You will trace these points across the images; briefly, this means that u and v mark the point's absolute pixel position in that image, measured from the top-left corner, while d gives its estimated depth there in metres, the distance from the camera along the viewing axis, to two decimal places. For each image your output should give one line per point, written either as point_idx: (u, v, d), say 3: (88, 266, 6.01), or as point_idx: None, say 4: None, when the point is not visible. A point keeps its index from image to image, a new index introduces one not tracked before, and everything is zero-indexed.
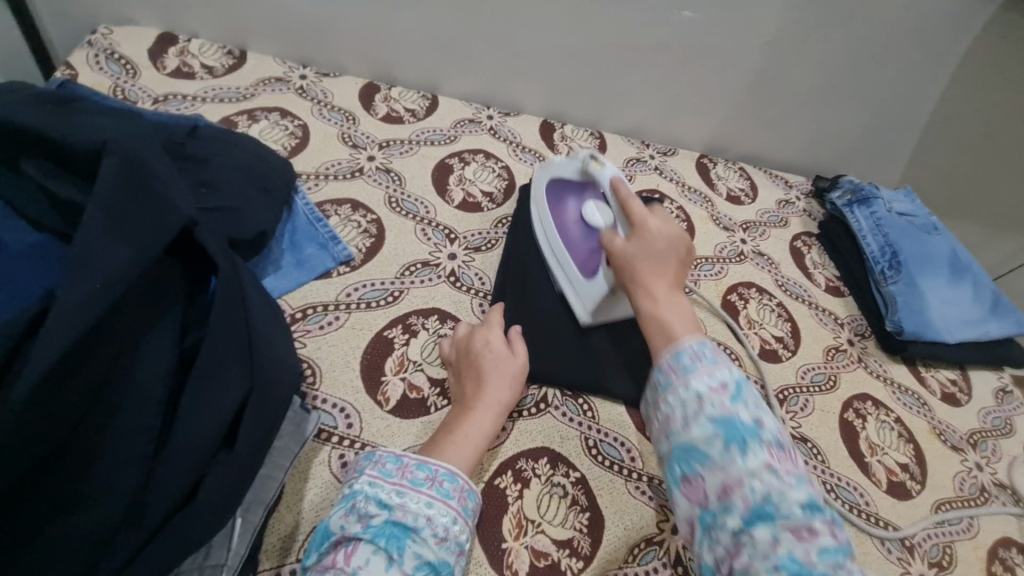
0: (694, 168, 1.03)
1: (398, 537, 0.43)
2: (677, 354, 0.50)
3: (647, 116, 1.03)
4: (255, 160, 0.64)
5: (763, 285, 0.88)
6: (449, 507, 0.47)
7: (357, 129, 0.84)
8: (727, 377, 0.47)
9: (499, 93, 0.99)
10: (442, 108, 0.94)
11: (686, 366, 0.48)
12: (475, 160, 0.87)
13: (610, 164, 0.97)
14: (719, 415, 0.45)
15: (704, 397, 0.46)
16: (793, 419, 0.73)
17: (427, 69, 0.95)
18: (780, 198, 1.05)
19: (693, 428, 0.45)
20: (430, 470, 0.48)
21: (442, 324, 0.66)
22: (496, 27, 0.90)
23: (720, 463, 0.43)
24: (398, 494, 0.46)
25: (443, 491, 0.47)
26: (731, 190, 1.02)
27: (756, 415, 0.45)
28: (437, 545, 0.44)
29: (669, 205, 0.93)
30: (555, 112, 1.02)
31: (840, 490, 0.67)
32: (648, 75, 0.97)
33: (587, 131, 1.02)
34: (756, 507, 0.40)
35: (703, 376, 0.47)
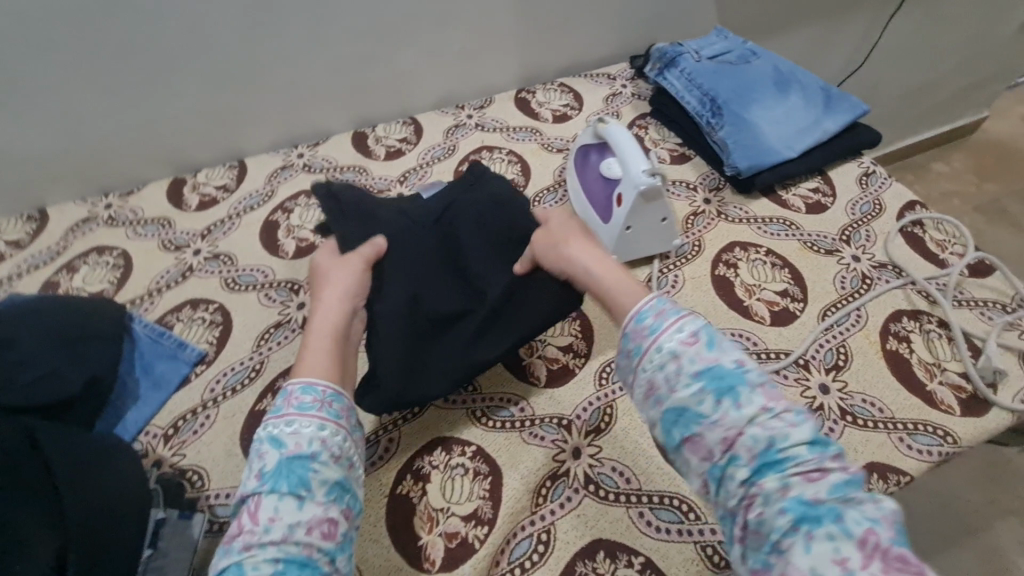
0: (514, 107, 1.03)
1: (298, 474, 0.46)
2: (639, 317, 0.52)
3: (449, 81, 1.02)
4: (66, 313, 0.64)
5: None
6: (340, 426, 0.51)
7: (175, 231, 0.85)
8: (694, 328, 0.50)
9: (301, 129, 0.99)
10: (251, 171, 0.94)
11: (652, 327, 0.51)
12: (298, 205, 0.88)
13: (431, 143, 0.97)
14: (701, 368, 0.47)
15: (680, 354, 0.49)
16: (668, 299, 0.74)
17: (220, 140, 0.94)
18: (607, 94, 1.04)
19: (679, 391, 0.48)
20: (316, 392, 0.52)
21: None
22: (255, 75, 0.89)
23: (714, 419, 0.46)
24: (286, 432, 0.49)
25: (332, 411, 0.51)
26: (555, 111, 1.02)
27: (733, 357, 0.48)
28: (336, 464, 0.48)
29: (497, 156, 0.94)
30: (363, 119, 1.01)
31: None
32: (422, 44, 0.95)
33: (401, 122, 1.02)
34: (759, 451, 0.44)
35: (671, 333, 0.49)
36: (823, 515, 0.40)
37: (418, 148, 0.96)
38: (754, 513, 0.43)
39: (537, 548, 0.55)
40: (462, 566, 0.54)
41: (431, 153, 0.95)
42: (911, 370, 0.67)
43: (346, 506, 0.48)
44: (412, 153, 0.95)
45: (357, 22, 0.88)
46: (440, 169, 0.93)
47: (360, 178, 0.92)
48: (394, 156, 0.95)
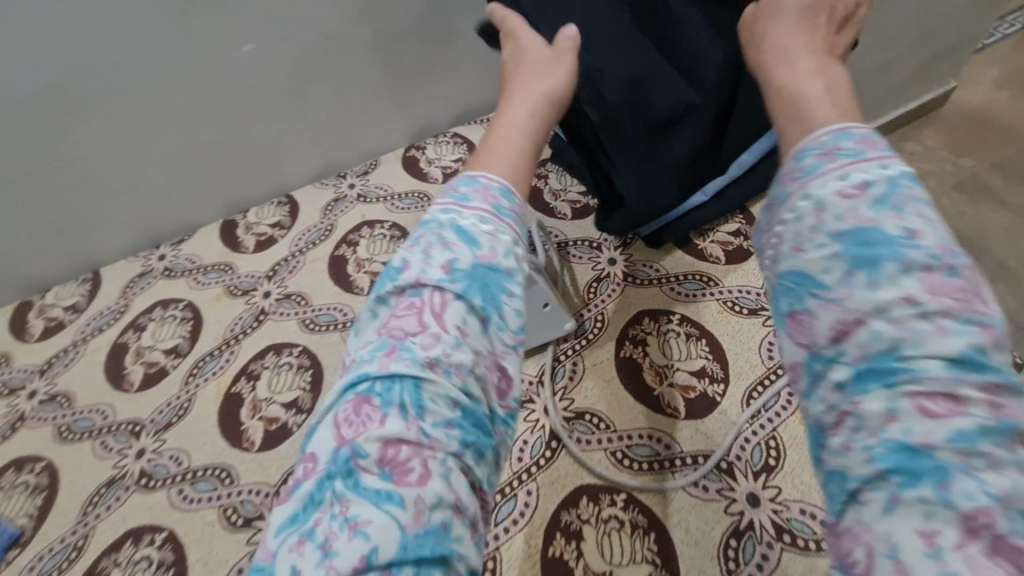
0: (401, 168, 0.92)
1: (485, 280, 0.30)
2: (801, 156, 0.29)
3: (323, 149, 0.89)
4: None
5: None
6: (506, 228, 0.32)
7: (13, 369, 0.75)
8: (867, 176, 0.27)
9: (158, 226, 0.86)
10: (105, 282, 0.83)
11: (831, 160, 0.28)
12: (152, 320, 0.77)
13: (305, 225, 0.85)
14: (848, 227, 0.26)
15: (825, 208, 0.27)
16: (564, 396, 0.62)
17: (63, 254, 0.83)
18: None
19: (808, 250, 0.27)
20: (478, 261, 0.31)
21: (139, 545, 0.58)
22: (83, 183, 0.77)
23: (838, 298, 0.26)
24: (481, 222, 0.31)
25: (495, 207, 0.32)
26: (445, 168, 0.91)
27: (909, 224, 0.26)
28: (496, 316, 0.30)
29: (377, 232, 0.83)
30: (230, 205, 0.88)
31: (633, 459, 0.57)
32: (278, 119, 0.82)
33: (275, 202, 0.91)
34: (876, 350, 0.24)
35: (830, 177, 0.27)
36: (925, 472, 0.22)
37: (290, 233, 0.85)
38: (839, 440, 0.25)
39: None
40: None
41: (306, 236, 0.83)
42: None
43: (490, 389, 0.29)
44: (284, 241, 0.84)
45: (192, 111, 0.76)
46: (313, 256, 0.81)
47: (224, 278, 0.80)
48: (262, 246, 0.84)
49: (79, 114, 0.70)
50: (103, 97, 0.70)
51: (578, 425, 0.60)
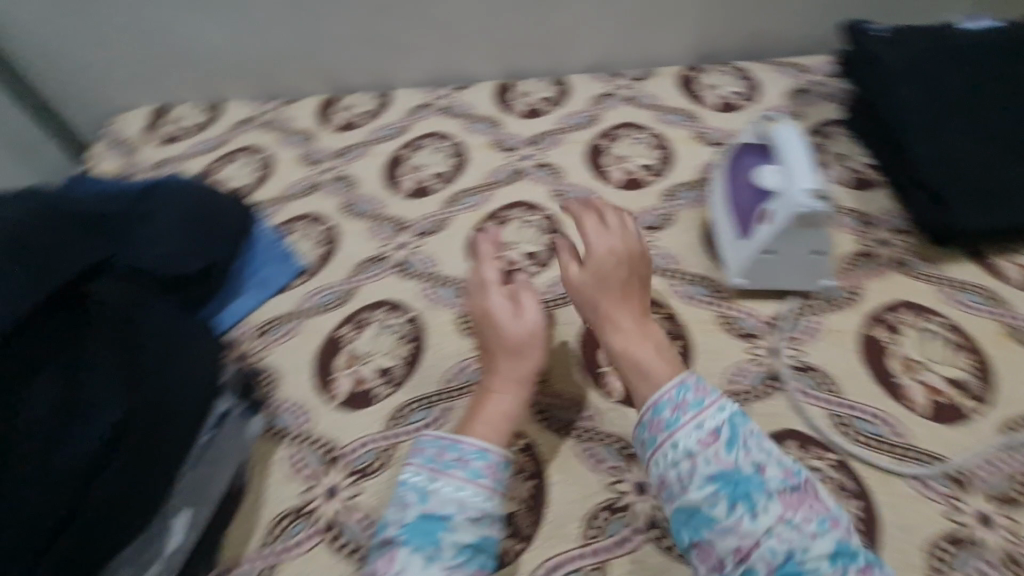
0: (489, 94, 0.92)
1: (436, 531, 0.46)
2: (656, 409, 0.48)
3: (433, 57, 0.94)
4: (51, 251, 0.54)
5: (590, 169, 0.80)
6: (480, 486, 0.49)
7: (139, 158, 0.90)
8: (716, 425, 0.46)
9: (278, 86, 0.98)
10: (223, 116, 0.96)
11: (670, 421, 0.47)
12: (241, 156, 0.87)
13: (417, 134, 0.88)
14: (717, 471, 0.44)
15: (697, 454, 0.45)
16: (672, 269, 0.68)
17: (197, 87, 0.99)
18: (597, 95, 0.90)
19: (692, 491, 0.44)
20: (460, 450, 0.50)
21: (390, 314, 0.66)
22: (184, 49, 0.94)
23: (727, 526, 0.42)
24: (430, 482, 0.49)
25: (473, 471, 0.49)
26: (531, 104, 0.89)
27: (757, 460, 0.44)
28: (473, 525, 0.47)
29: (445, 143, 0.85)
30: (337, 84, 0.97)
31: (738, 319, 0.62)
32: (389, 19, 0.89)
33: (374, 93, 0.95)
34: (776, 567, 0.40)
35: (689, 429, 0.46)
36: None
37: (372, 123, 0.90)
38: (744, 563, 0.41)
39: None
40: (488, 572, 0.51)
41: (381, 130, 0.89)
42: (964, 378, 0.56)
43: (476, 568, 0.46)
44: (364, 127, 0.89)
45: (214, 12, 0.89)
46: (383, 147, 0.86)
47: (306, 141, 0.89)
48: (383, 162, 0.84)
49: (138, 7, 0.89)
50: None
51: (691, 288, 0.66)
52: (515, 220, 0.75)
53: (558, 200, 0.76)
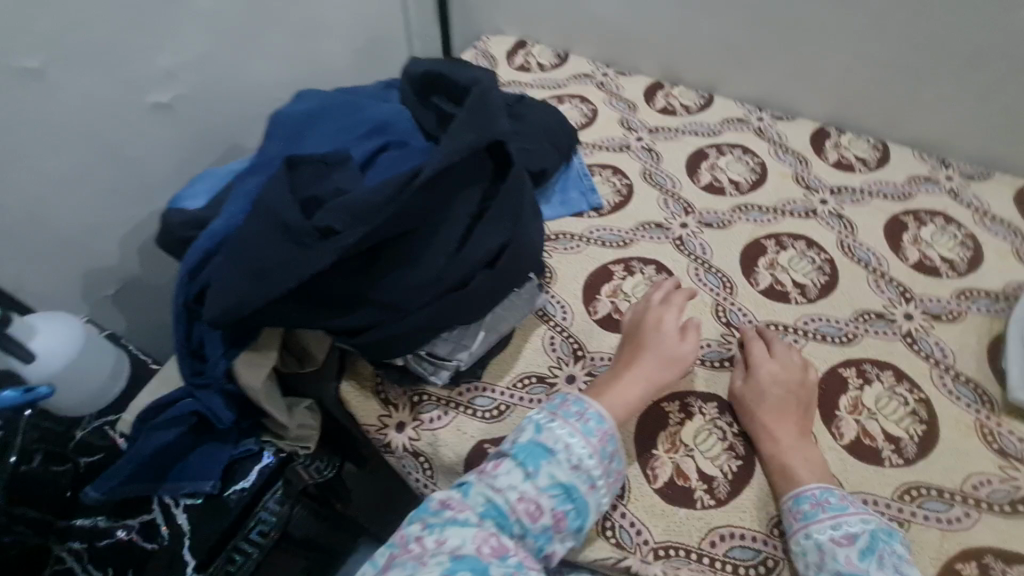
0: (808, 134, 0.95)
1: (539, 457, 0.54)
2: (798, 500, 0.54)
3: (772, 79, 0.98)
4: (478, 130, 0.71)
5: (889, 237, 0.80)
6: (589, 442, 0.55)
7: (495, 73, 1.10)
8: (853, 531, 0.51)
9: (619, 54, 1.10)
10: (567, 65, 1.11)
11: (807, 513, 0.53)
12: (571, 102, 1.02)
13: (726, 141, 0.94)
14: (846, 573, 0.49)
15: (826, 550, 0.50)
16: (945, 360, 0.67)
17: (555, 33, 1.14)
18: (917, 175, 0.88)
19: None
20: (581, 410, 0.57)
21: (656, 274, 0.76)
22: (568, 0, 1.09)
23: None
24: (546, 421, 0.56)
25: (588, 428, 0.56)
26: (844, 158, 0.91)
27: None
28: (570, 471, 0.54)
29: (749, 159, 0.91)
30: (669, 71, 1.07)
31: (998, 436, 0.62)
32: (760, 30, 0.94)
33: (699, 92, 1.04)
34: None
35: (825, 526, 0.51)
36: None
37: (689, 117, 0.99)
38: None
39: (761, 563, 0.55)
40: (677, 507, 0.58)
41: (695, 127, 0.97)
42: None
43: (561, 508, 0.53)
44: (680, 118, 0.99)
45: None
46: (691, 141, 0.94)
47: (627, 111, 1.01)
48: (690, 153, 0.92)
49: None
50: None
51: (956, 386, 0.65)
52: (794, 249, 0.78)
53: (846, 252, 0.78)
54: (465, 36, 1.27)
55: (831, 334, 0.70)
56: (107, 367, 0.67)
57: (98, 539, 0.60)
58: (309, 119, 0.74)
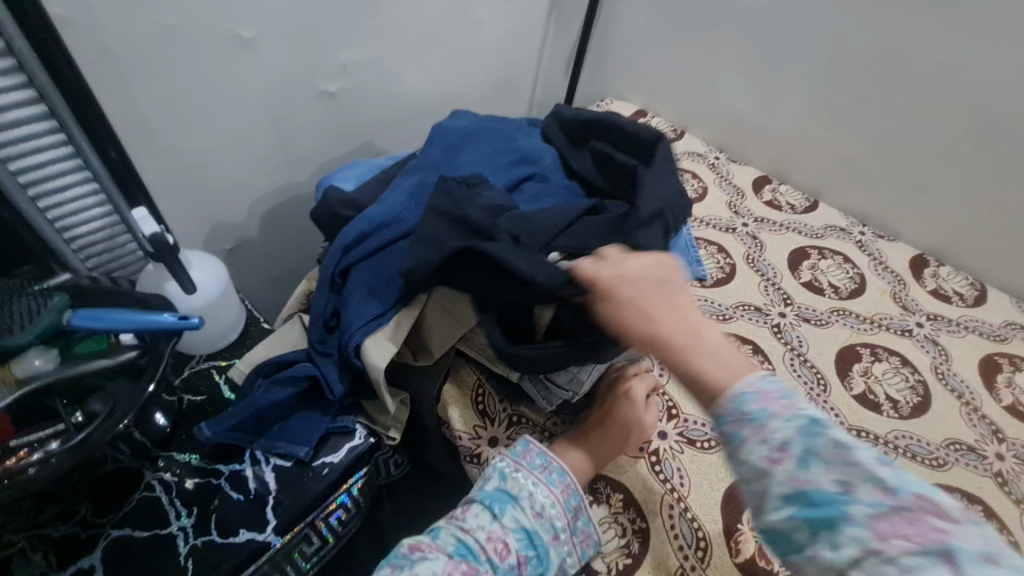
0: (907, 258, 0.98)
1: (502, 501, 0.56)
2: (741, 400, 0.40)
3: (877, 199, 1.02)
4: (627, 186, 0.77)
5: (984, 375, 0.81)
6: (551, 492, 0.57)
7: None
8: (784, 437, 0.38)
9: (732, 143, 1.16)
10: (681, 141, 1.18)
11: (756, 414, 0.39)
12: (683, 176, 1.08)
13: (827, 246, 0.98)
14: (790, 491, 0.37)
15: (765, 472, 0.38)
16: None
17: (675, 111, 1.21)
18: (1013, 322, 0.89)
19: (770, 511, 0.38)
20: (544, 462, 0.60)
21: (754, 355, 0.78)
22: (694, 86, 1.16)
23: (817, 558, 0.36)
24: (512, 470, 0.59)
25: (551, 479, 0.58)
26: (941, 288, 0.93)
27: (837, 479, 0.36)
28: (533, 517, 0.55)
29: (848, 267, 0.94)
30: (779, 168, 1.12)
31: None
32: (876, 153, 0.98)
33: (805, 195, 1.09)
34: None
35: (762, 439, 0.39)
36: None
37: (794, 216, 1.03)
38: None
39: None
40: None
41: (797, 225, 1.01)
42: None
43: (524, 553, 0.54)
44: (785, 215, 1.03)
45: (740, 78, 1.08)
46: (793, 238, 0.98)
47: (735, 196, 1.05)
48: (792, 248, 0.96)
49: (690, 43, 1.12)
50: (713, 49, 1.09)
51: None
52: (888, 362, 0.80)
53: (940, 378, 0.79)
54: (588, 92, 1.35)
55: (922, 456, 0.70)
56: (233, 314, 0.71)
57: (190, 478, 0.62)
58: (467, 138, 0.80)
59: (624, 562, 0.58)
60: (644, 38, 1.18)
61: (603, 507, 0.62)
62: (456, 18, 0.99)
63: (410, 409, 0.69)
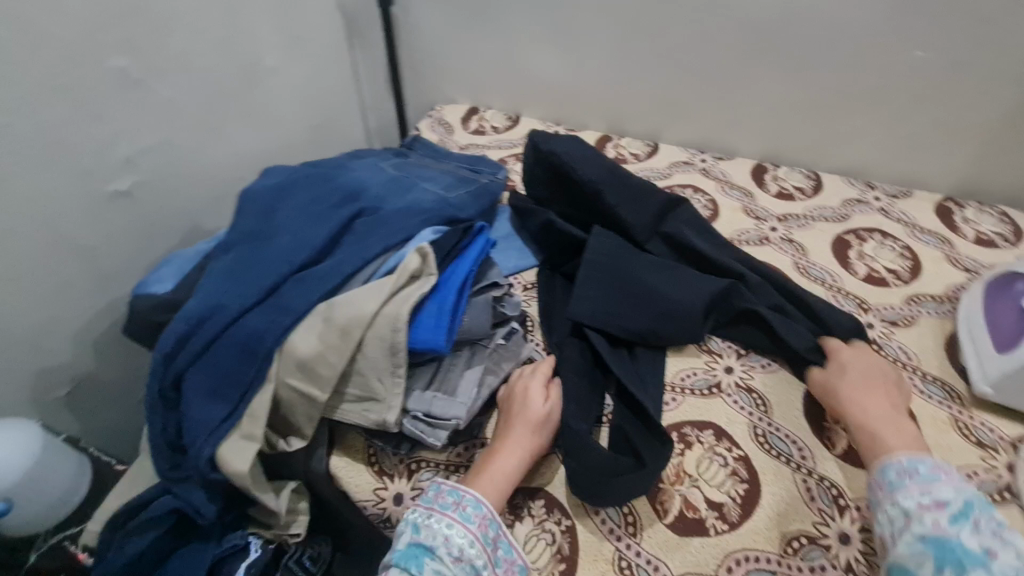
0: (748, 170, 1.03)
1: (418, 558, 0.52)
2: (915, 462, 0.53)
3: (705, 126, 1.07)
4: (551, 179, 0.82)
5: (839, 256, 0.86)
6: (469, 530, 0.53)
7: (451, 138, 1.15)
8: (944, 497, 0.50)
9: (566, 113, 1.18)
10: (519, 126, 1.18)
11: (926, 475, 0.52)
12: None
13: (676, 182, 1.01)
14: (931, 533, 0.48)
15: (913, 515, 0.49)
16: (912, 361, 0.71)
17: (505, 99, 1.21)
18: (850, 198, 0.96)
19: (898, 548, 0.49)
20: (458, 497, 0.55)
21: None
22: (513, 71, 1.16)
23: None
24: (425, 518, 0.54)
25: (466, 515, 0.54)
26: (783, 189, 0.98)
27: (984, 543, 0.47)
28: (453, 564, 0.51)
29: (697, 196, 0.97)
30: (615, 124, 1.14)
31: (974, 428, 0.65)
32: (687, 84, 1.03)
33: (644, 141, 1.12)
34: None
35: (914, 493, 0.51)
36: None
37: (639, 164, 1.06)
38: None
39: None
40: (691, 539, 0.57)
41: (644, 172, 1.03)
42: None
43: None
44: (631, 166, 1.05)
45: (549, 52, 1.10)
46: None
47: None
48: None
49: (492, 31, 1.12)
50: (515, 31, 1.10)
51: (925, 385, 0.69)
52: None
53: (803, 273, 0.83)
54: (418, 106, 1.33)
55: None
56: (66, 473, 0.65)
57: None
58: (281, 193, 0.74)
59: (561, 568, 0.56)
60: (448, 40, 1.17)
61: (527, 521, 0.59)
62: (241, 74, 0.93)
63: (306, 494, 0.63)
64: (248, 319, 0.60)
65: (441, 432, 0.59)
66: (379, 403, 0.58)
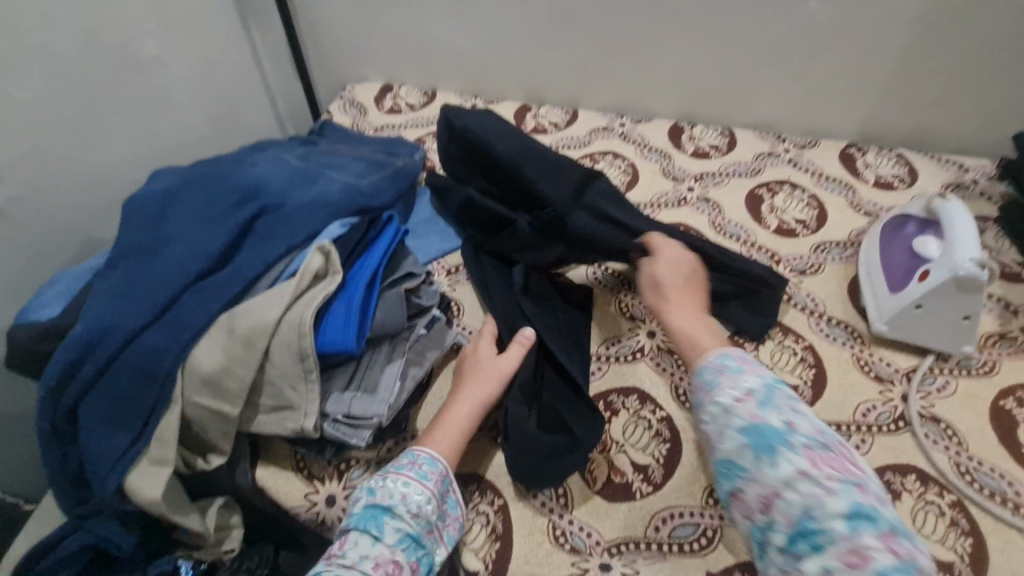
0: (666, 131, 1.03)
1: (377, 517, 0.52)
2: (724, 357, 0.53)
3: (622, 88, 1.06)
4: (467, 157, 0.80)
5: (752, 211, 0.88)
6: (425, 486, 0.54)
7: (365, 120, 1.10)
8: (752, 387, 0.49)
9: (484, 84, 1.14)
10: (435, 102, 1.13)
11: (733, 367, 0.52)
12: None
13: (596, 150, 1.00)
14: (747, 424, 0.47)
15: (731, 409, 0.48)
16: (819, 306, 0.75)
17: (418, 74, 1.16)
18: (763, 152, 0.98)
19: (724, 442, 0.48)
20: (413, 456, 0.56)
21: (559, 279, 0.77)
22: (421, 43, 1.11)
23: (763, 477, 0.45)
24: (381, 479, 0.54)
25: (422, 472, 0.55)
26: (700, 147, 0.99)
27: (786, 419, 0.47)
28: (412, 518, 0.52)
29: (617, 162, 0.97)
30: (534, 92, 1.12)
31: (873, 363, 0.70)
32: (598, 48, 1.01)
33: (564, 109, 1.10)
34: (850, 517, 0.42)
35: (728, 389, 0.50)
36: (860, 521, 0.42)
37: (559, 133, 1.04)
38: (781, 515, 0.44)
39: (700, 536, 0.57)
40: (619, 503, 0.59)
41: (564, 141, 1.02)
42: None
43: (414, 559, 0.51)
44: (552, 135, 1.04)
45: (456, 21, 1.05)
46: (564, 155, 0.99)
47: None
48: None
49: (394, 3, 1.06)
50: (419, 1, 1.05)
51: (830, 329, 0.73)
52: None
53: (719, 231, 0.86)
54: (329, 87, 1.25)
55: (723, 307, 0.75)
56: None
57: None
58: (171, 198, 0.69)
59: (496, 547, 0.57)
60: (349, 14, 1.10)
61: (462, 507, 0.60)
62: (116, 69, 0.85)
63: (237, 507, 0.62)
64: (143, 340, 0.56)
65: (365, 433, 0.57)
66: (295, 411, 0.57)
